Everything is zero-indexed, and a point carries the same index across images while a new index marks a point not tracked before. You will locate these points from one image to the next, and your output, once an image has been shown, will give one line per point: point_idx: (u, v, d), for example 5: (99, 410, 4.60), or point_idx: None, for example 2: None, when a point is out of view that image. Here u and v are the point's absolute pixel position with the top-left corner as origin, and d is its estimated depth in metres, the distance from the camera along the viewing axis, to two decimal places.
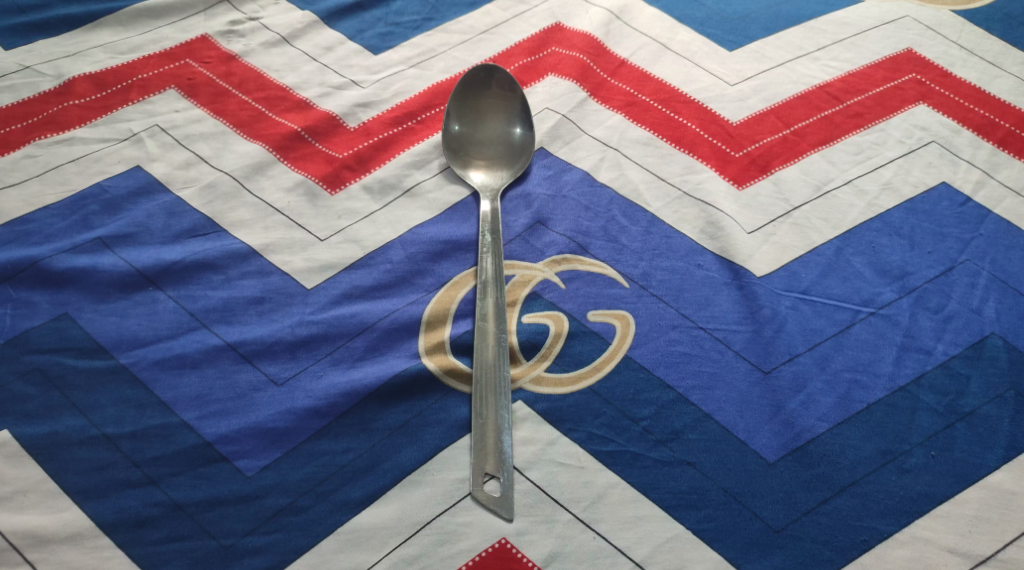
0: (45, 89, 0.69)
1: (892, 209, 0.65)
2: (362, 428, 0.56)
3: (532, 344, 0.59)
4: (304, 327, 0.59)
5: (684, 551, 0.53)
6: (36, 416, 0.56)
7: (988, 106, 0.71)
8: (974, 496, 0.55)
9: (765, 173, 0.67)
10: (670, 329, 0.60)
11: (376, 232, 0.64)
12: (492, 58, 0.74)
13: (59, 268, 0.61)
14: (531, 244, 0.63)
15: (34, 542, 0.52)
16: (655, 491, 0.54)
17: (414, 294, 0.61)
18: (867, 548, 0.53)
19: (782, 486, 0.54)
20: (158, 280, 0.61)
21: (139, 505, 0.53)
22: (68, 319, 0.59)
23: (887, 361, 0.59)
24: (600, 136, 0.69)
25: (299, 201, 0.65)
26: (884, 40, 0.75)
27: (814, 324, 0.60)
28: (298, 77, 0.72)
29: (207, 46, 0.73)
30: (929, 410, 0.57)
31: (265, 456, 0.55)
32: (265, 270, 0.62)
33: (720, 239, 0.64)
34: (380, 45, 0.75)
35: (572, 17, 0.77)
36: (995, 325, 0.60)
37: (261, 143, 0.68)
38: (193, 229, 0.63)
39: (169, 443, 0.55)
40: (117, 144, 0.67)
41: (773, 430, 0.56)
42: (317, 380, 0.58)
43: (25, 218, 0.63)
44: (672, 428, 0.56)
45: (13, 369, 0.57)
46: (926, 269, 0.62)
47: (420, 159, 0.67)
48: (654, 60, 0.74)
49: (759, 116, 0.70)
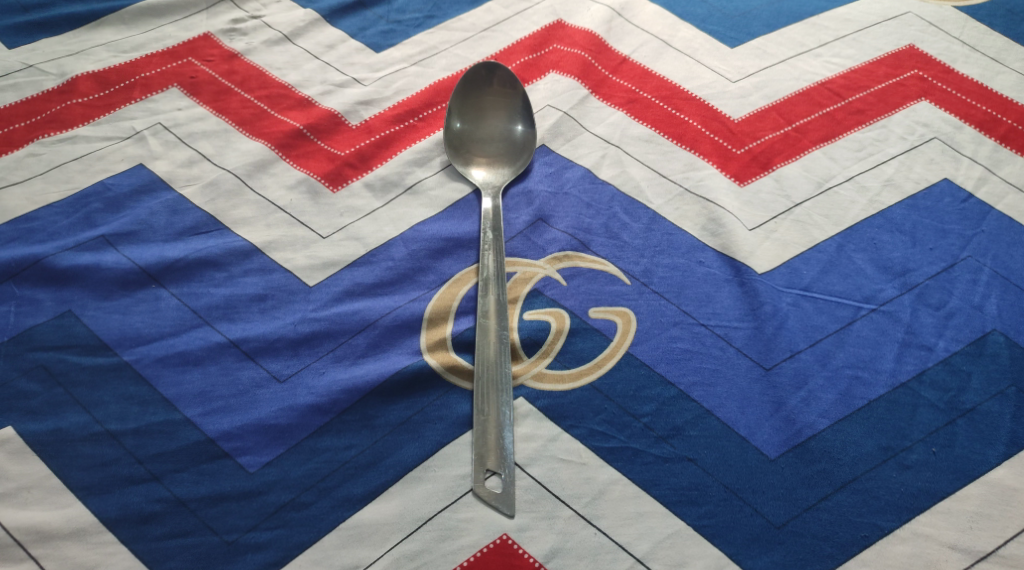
0: (48, 87, 0.70)
1: (894, 206, 0.65)
2: (364, 425, 0.56)
3: (534, 341, 0.59)
4: (306, 324, 0.60)
5: (684, 547, 0.53)
6: (40, 413, 0.56)
7: (990, 102, 0.71)
8: (975, 492, 0.55)
9: (767, 170, 0.67)
10: (672, 326, 0.60)
11: (378, 229, 0.64)
12: (494, 55, 0.74)
13: (62, 265, 0.61)
14: (532, 241, 0.63)
15: (38, 538, 0.52)
16: (656, 488, 0.54)
17: (415, 290, 0.61)
18: (867, 544, 0.53)
19: (783, 482, 0.54)
20: (161, 277, 0.61)
21: (142, 501, 0.53)
22: (72, 316, 0.59)
23: (888, 358, 0.59)
24: (601, 133, 0.69)
25: (301, 199, 0.65)
26: (886, 36, 0.75)
27: (815, 320, 0.60)
28: (300, 75, 0.72)
29: (209, 45, 0.74)
30: (930, 406, 0.57)
31: (267, 452, 0.55)
32: (267, 268, 0.62)
33: (721, 236, 0.64)
34: (382, 43, 0.75)
35: (573, 14, 0.77)
36: (996, 321, 0.60)
37: (263, 141, 0.68)
38: (195, 227, 0.64)
39: (171, 439, 0.55)
40: (119, 143, 0.67)
41: (774, 426, 0.56)
42: (319, 377, 0.58)
43: (29, 216, 0.64)
44: (673, 424, 0.56)
45: (16, 366, 0.57)
46: (928, 266, 0.62)
47: (422, 157, 0.67)
48: (656, 57, 0.74)
49: (760, 112, 0.70)
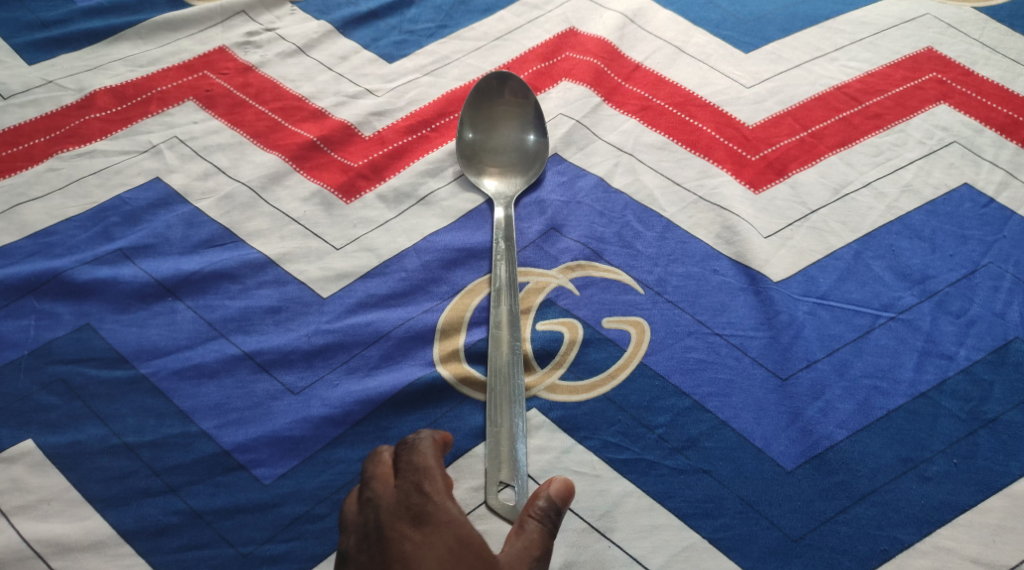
0: (68, 103, 0.70)
1: (913, 212, 0.64)
2: (378, 437, 0.56)
3: (546, 352, 0.58)
4: (319, 336, 0.60)
5: (700, 560, 0.52)
6: (58, 426, 0.56)
7: (1011, 104, 0.70)
8: (998, 505, 0.54)
9: (782, 177, 0.66)
10: (686, 336, 0.59)
11: (391, 240, 0.64)
12: (506, 64, 0.74)
13: (80, 279, 0.61)
14: (545, 251, 0.63)
15: (56, 551, 0.53)
16: (670, 500, 0.54)
17: (428, 302, 0.61)
18: (887, 558, 0.52)
19: (801, 495, 0.54)
20: (177, 290, 0.61)
21: (159, 513, 0.54)
22: (90, 330, 0.60)
23: (907, 367, 0.58)
24: (615, 141, 0.69)
25: (314, 210, 0.65)
26: (903, 38, 0.74)
27: (833, 329, 0.59)
28: (314, 87, 0.73)
29: (225, 58, 0.74)
30: (951, 417, 0.56)
31: (282, 464, 0.55)
32: (281, 280, 0.62)
33: (736, 244, 0.63)
34: (395, 54, 0.75)
35: (586, 21, 0.77)
36: (1019, 329, 0.59)
37: (277, 153, 0.68)
38: (210, 239, 0.64)
39: (187, 451, 0.56)
40: (137, 156, 0.68)
41: (791, 437, 0.55)
42: (332, 389, 0.58)
43: (48, 230, 0.64)
44: (689, 436, 0.56)
45: (35, 379, 0.58)
46: (948, 272, 0.61)
47: (435, 167, 0.67)
48: (670, 63, 0.74)
49: (776, 118, 0.69)
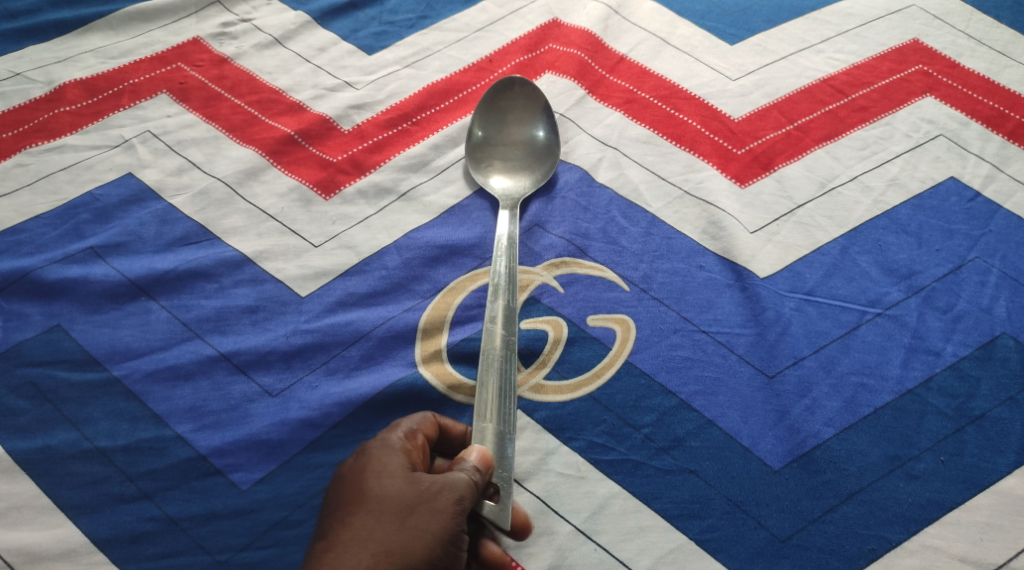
0: (36, 95, 0.68)
1: (899, 206, 0.64)
2: (358, 439, 0.55)
3: (531, 351, 0.58)
4: (299, 336, 0.58)
5: (687, 562, 0.52)
6: (28, 430, 0.55)
7: (997, 97, 0.69)
8: (985, 502, 0.53)
9: (767, 171, 0.65)
10: (672, 333, 0.58)
11: (371, 237, 0.63)
12: (488, 56, 0.73)
13: (50, 278, 0.60)
14: (529, 248, 0.62)
15: (28, 560, 0.52)
16: (657, 501, 0.53)
17: (410, 300, 0.60)
18: (874, 558, 0.52)
19: (788, 494, 0.53)
20: (151, 289, 0.60)
21: (134, 521, 0.53)
22: (61, 331, 0.58)
23: (895, 363, 0.57)
24: (599, 134, 0.68)
25: (292, 206, 0.64)
26: (889, 30, 0.73)
27: (819, 325, 0.59)
28: (291, 79, 0.71)
29: (199, 50, 0.72)
30: (938, 414, 0.56)
31: (260, 469, 0.54)
32: (258, 278, 0.61)
33: (722, 240, 0.62)
34: (375, 45, 0.74)
35: (569, 12, 0.76)
36: (1006, 324, 0.59)
37: (254, 148, 0.67)
38: (185, 237, 0.62)
39: (162, 456, 0.54)
40: (108, 151, 0.66)
41: (778, 436, 0.55)
42: (312, 390, 0.57)
43: (17, 228, 0.62)
44: (675, 435, 0.55)
45: (5, 382, 0.56)
46: (935, 268, 0.61)
47: (415, 162, 0.66)
48: (654, 56, 0.73)
49: (761, 111, 0.69)
